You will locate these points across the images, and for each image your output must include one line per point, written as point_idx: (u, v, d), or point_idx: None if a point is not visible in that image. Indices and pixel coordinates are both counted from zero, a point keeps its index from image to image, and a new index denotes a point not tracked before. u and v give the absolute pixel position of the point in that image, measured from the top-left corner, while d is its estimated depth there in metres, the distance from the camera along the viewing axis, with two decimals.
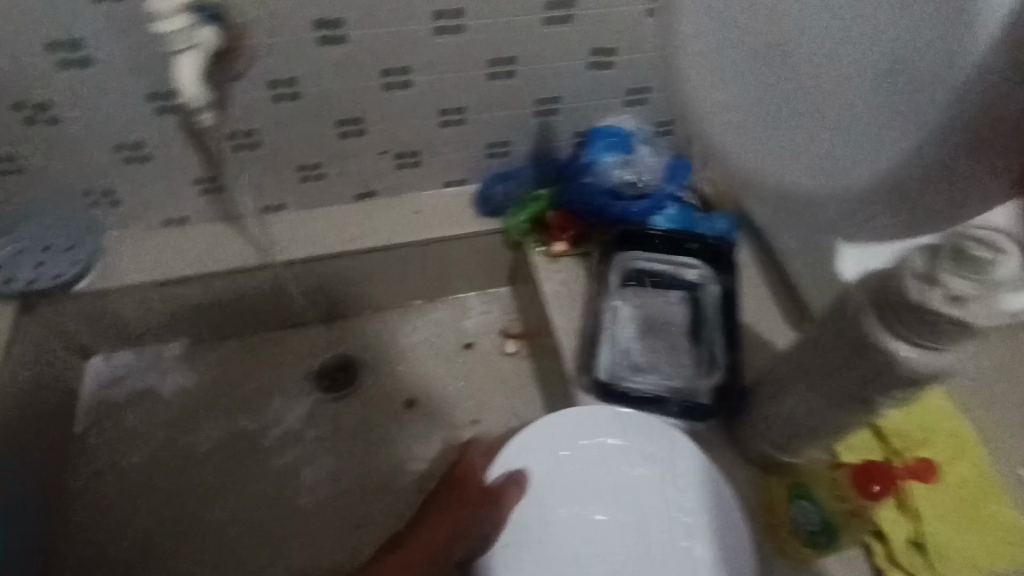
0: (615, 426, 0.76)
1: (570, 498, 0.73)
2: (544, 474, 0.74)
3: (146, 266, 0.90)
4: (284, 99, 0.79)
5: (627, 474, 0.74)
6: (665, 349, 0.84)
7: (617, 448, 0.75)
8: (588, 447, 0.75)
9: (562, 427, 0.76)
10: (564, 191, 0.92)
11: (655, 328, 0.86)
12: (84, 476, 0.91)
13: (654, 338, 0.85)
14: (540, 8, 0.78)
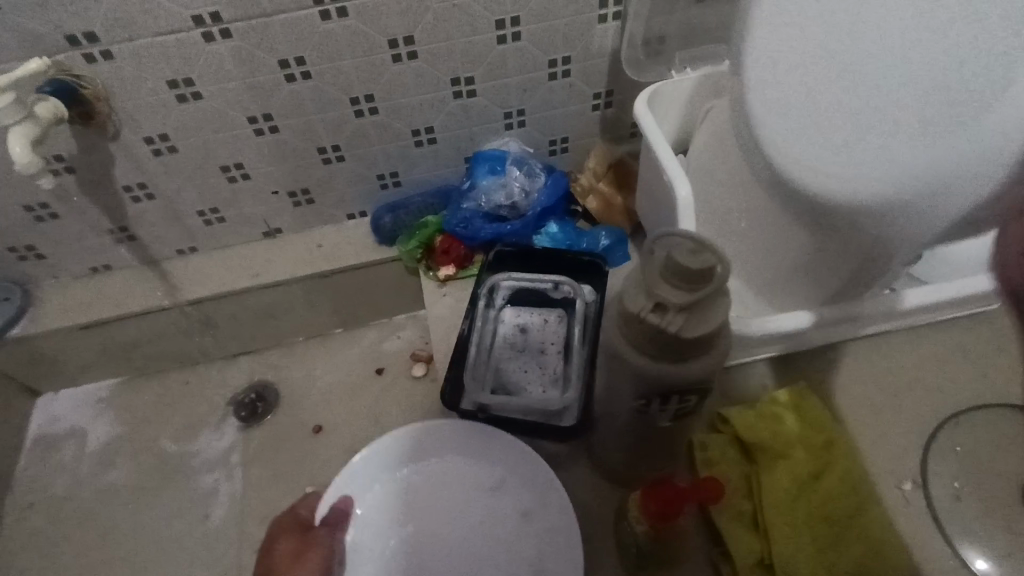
0: (458, 445, 0.74)
1: (404, 516, 0.72)
2: (382, 492, 0.73)
3: (70, 311, 0.98)
4: (162, 152, 0.86)
5: (465, 496, 0.73)
6: (536, 369, 0.84)
7: (457, 468, 0.74)
8: (429, 467, 0.74)
9: (404, 444, 0.75)
10: (448, 216, 0.95)
11: (530, 346, 0.86)
12: (22, 506, 0.99)
13: (528, 357, 0.85)
14: (382, 47, 0.81)
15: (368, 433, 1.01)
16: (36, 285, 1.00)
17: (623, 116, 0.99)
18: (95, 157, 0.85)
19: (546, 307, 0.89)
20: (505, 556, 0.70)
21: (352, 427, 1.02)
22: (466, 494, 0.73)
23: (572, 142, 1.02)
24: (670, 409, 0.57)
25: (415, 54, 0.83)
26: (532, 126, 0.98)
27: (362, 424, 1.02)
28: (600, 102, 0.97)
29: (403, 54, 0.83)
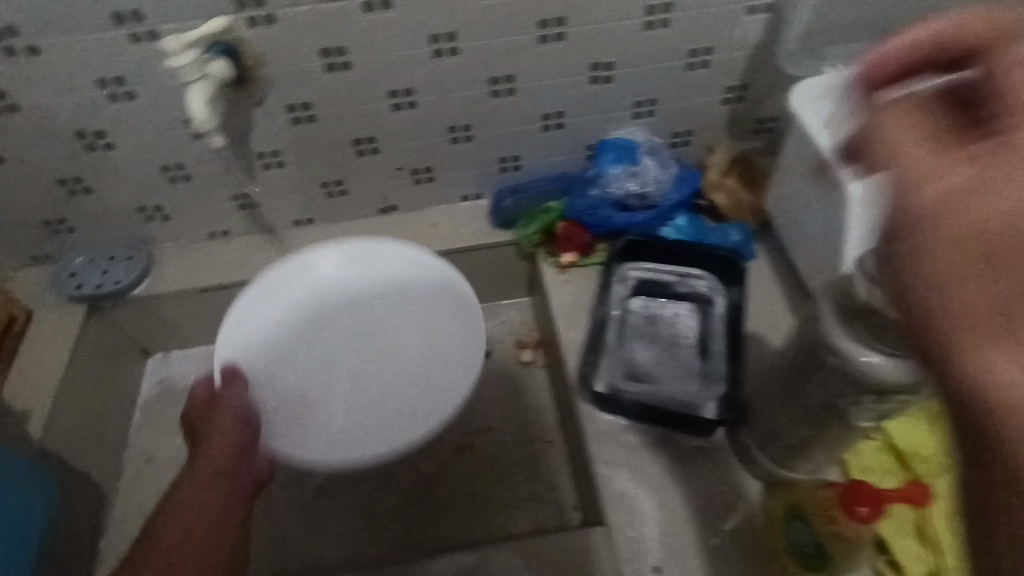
0: (367, 255, 0.89)
1: (344, 339, 0.90)
2: (321, 306, 0.89)
3: (191, 273, 1.00)
4: (301, 121, 0.87)
5: (371, 308, 0.90)
6: (669, 361, 0.84)
7: (396, 287, 0.90)
8: (365, 272, 0.90)
9: (295, 280, 0.88)
10: (573, 201, 0.94)
11: (662, 339, 0.85)
12: (136, 461, 1.00)
13: (660, 349, 0.85)
14: (532, 27, 0.80)
15: (477, 413, 1.01)
16: (158, 246, 1.02)
17: (752, 112, 0.98)
18: (238, 122, 0.85)
19: (677, 300, 0.88)
20: (417, 339, 0.90)
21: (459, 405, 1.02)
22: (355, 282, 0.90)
23: (696, 135, 1.00)
24: (880, 408, 0.60)
25: (562, 37, 0.82)
26: (660, 117, 0.96)
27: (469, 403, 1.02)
28: (733, 95, 0.95)
29: (550, 36, 0.82)
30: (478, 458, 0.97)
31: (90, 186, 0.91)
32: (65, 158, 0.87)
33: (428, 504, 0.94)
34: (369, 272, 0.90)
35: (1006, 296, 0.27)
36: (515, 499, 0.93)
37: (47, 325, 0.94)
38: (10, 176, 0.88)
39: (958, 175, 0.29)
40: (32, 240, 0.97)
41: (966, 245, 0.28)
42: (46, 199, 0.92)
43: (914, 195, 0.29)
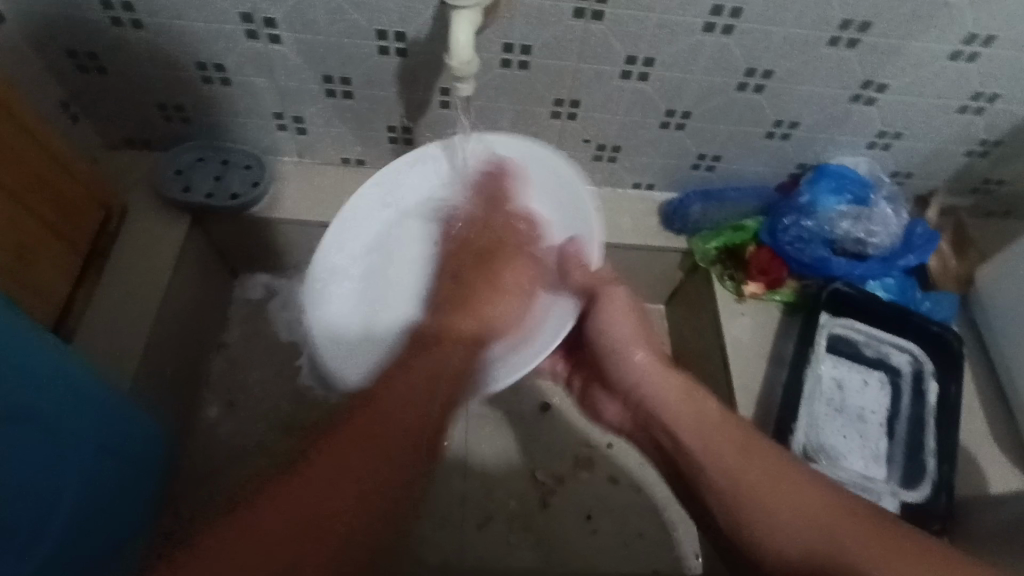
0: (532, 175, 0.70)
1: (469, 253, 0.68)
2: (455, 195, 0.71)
3: (316, 202, 0.84)
4: (511, 65, 0.71)
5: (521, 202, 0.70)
6: (856, 438, 0.77)
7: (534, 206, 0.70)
8: (521, 194, 0.70)
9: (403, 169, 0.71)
10: (776, 228, 0.82)
11: (850, 410, 0.79)
12: (216, 400, 0.87)
13: (847, 421, 0.78)
14: (832, 25, 0.66)
15: (604, 427, 0.89)
16: (278, 159, 0.86)
17: (988, 170, 0.84)
18: (439, 48, 0.69)
19: (867, 367, 0.81)
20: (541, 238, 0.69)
21: (584, 413, 0.90)
22: (503, 189, 0.70)
23: (914, 179, 0.86)
24: None
25: (854, 44, 0.68)
26: (894, 153, 0.82)
27: (595, 413, 0.90)
28: (980, 149, 0.81)
29: (843, 40, 0.68)
30: (600, 480, 0.86)
31: (229, 77, 0.74)
32: (214, 40, 0.70)
33: (541, 519, 0.83)
34: (528, 185, 0.70)
35: (737, 474, 0.52)
36: (641, 534, 0.83)
37: (145, 229, 0.79)
38: (137, 46, 0.70)
39: (669, 393, 0.60)
40: (137, 121, 0.80)
41: (705, 422, 0.56)
42: (169, 80, 0.75)
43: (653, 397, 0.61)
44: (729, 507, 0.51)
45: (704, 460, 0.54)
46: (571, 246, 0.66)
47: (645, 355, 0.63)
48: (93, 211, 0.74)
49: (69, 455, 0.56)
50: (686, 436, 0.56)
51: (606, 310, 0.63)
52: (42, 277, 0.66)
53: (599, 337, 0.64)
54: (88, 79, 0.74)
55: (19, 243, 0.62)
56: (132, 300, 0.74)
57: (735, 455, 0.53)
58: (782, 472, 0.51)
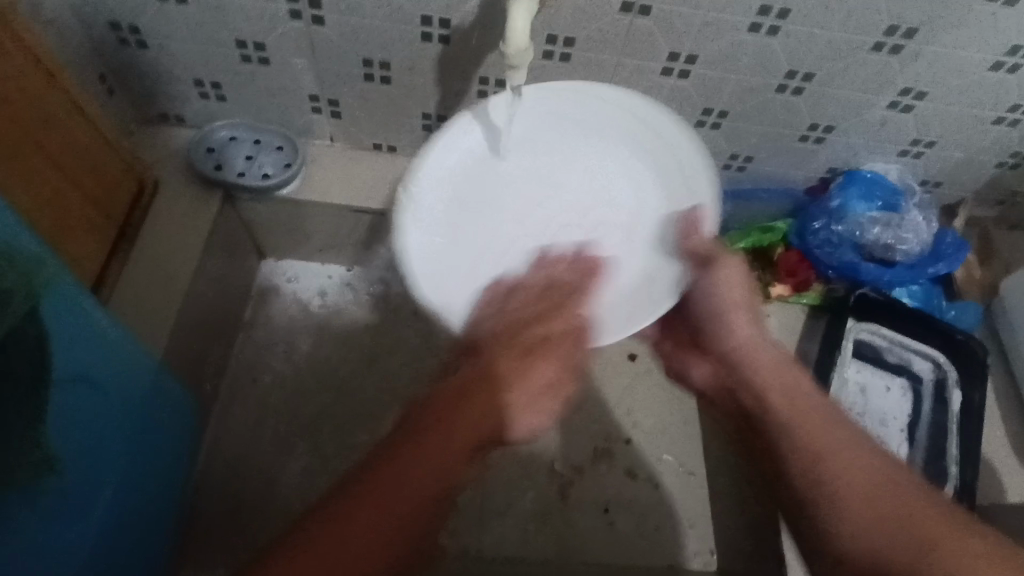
0: (638, 130, 0.65)
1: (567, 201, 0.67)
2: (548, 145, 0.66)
3: (348, 186, 0.84)
4: (553, 57, 0.71)
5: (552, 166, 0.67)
6: (879, 441, 0.78)
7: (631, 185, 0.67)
8: (579, 152, 0.67)
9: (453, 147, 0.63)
10: (806, 231, 0.83)
11: (872, 414, 0.79)
12: (240, 380, 0.87)
13: (869, 425, 0.78)
14: (878, 30, 0.66)
15: (623, 422, 0.90)
16: (311, 141, 0.85)
17: (1018, 182, 0.84)
18: (483, 36, 0.69)
19: (890, 372, 0.82)
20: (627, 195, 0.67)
21: (603, 407, 0.91)
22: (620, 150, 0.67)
23: (944, 188, 0.87)
24: None
25: (897, 51, 0.68)
26: (926, 161, 0.83)
27: (614, 408, 0.91)
28: (1011, 161, 0.81)
29: (887, 46, 0.68)
30: (618, 473, 0.87)
31: (269, 58, 0.74)
32: (258, 19, 0.69)
33: (559, 509, 0.84)
34: (589, 140, 0.66)
35: (819, 456, 0.51)
36: (657, 528, 0.84)
37: (177, 206, 0.79)
38: (180, 22, 0.70)
39: (781, 371, 0.59)
40: (173, 97, 0.79)
41: (791, 392, 0.57)
42: (209, 58, 0.74)
43: (752, 355, 0.62)
44: (805, 464, 0.51)
45: (783, 439, 0.54)
46: (690, 216, 0.64)
47: (749, 330, 0.63)
48: (127, 185, 0.74)
49: (121, 427, 0.56)
50: (773, 399, 0.57)
51: (722, 280, 0.63)
52: (79, 249, 0.66)
53: (709, 301, 0.65)
54: (127, 53, 0.74)
55: (60, 215, 0.62)
56: (164, 276, 0.74)
57: (813, 433, 0.53)
58: (846, 449, 0.51)
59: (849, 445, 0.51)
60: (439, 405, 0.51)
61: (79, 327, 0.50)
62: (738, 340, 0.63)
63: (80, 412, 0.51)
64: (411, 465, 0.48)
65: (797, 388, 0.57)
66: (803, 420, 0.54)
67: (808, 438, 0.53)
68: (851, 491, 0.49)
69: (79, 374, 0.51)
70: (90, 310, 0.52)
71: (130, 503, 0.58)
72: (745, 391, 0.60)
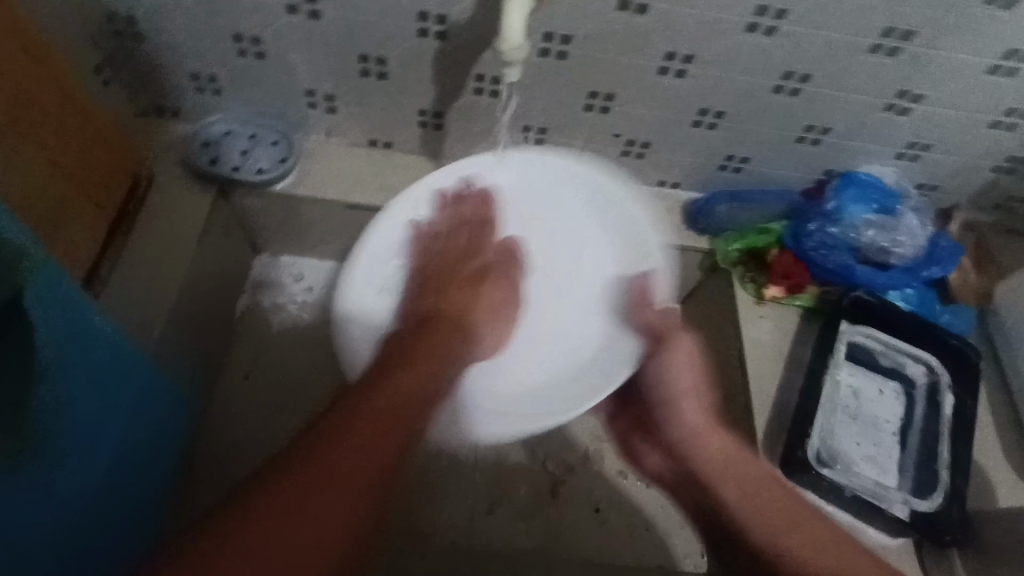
0: (597, 204, 0.75)
1: (568, 288, 0.75)
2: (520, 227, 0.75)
3: (342, 181, 0.83)
4: (550, 55, 0.71)
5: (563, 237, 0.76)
6: (870, 444, 0.78)
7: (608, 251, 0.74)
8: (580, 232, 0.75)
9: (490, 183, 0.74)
10: (801, 233, 0.83)
11: (864, 417, 0.79)
12: (232, 375, 0.87)
13: (861, 428, 0.79)
14: (875, 32, 0.66)
15: None
16: (307, 137, 0.85)
17: (1013, 187, 0.84)
18: (479, 33, 0.69)
19: (883, 375, 0.82)
20: (591, 270, 0.74)
21: None
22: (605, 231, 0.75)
23: (940, 193, 0.86)
24: None
25: (895, 53, 0.68)
26: (922, 164, 0.82)
27: None
28: (1007, 166, 0.81)
29: (884, 48, 0.68)
30: (609, 474, 0.86)
31: (266, 52, 0.74)
32: (253, 13, 0.69)
33: (549, 508, 0.84)
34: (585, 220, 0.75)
35: (785, 546, 0.53)
36: (648, 529, 0.84)
37: (171, 200, 0.78)
38: (177, 14, 0.70)
39: (719, 444, 0.61)
40: (169, 90, 0.79)
41: (719, 463, 0.60)
42: (205, 51, 0.74)
43: (691, 435, 0.63)
44: (771, 560, 0.53)
45: (742, 526, 0.56)
46: (642, 283, 0.71)
47: (699, 411, 0.63)
48: (120, 177, 0.73)
49: (109, 420, 0.56)
50: (727, 494, 0.58)
51: (671, 360, 0.65)
52: (70, 240, 0.65)
53: (659, 390, 0.65)
54: (124, 45, 0.74)
55: (52, 206, 0.62)
56: (158, 268, 0.74)
57: (783, 519, 0.54)
58: (807, 527, 0.53)
59: (819, 521, 0.53)
60: (390, 365, 0.53)
61: (68, 318, 0.50)
62: (688, 421, 0.63)
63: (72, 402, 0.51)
64: (346, 442, 0.45)
65: (741, 454, 0.60)
66: (769, 508, 0.56)
67: (751, 511, 0.56)
68: (817, 571, 0.50)
69: (70, 362, 0.50)
70: (80, 300, 0.52)
71: (118, 497, 0.58)
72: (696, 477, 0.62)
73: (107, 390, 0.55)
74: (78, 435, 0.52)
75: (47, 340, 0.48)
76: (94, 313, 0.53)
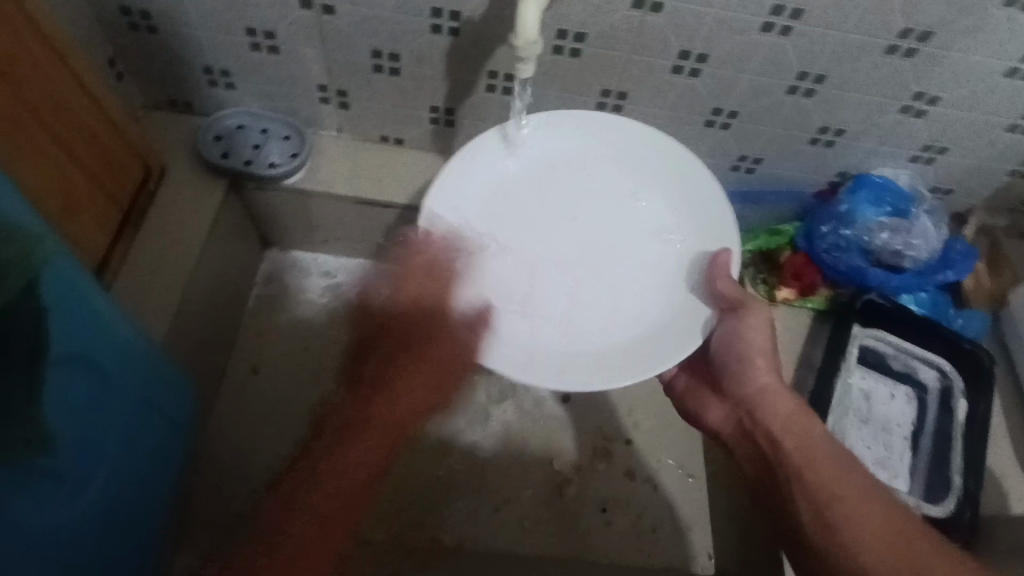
0: (669, 170, 0.68)
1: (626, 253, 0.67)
2: (532, 202, 0.68)
3: (352, 177, 0.83)
4: (563, 52, 0.71)
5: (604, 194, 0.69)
6: (881, 448, 0.77)
7: (656, 204, 0.69)
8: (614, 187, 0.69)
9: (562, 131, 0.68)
10: (813, 234, 0.83)
11: (876, 421, 0.79)
12: (241, 368, 0.87)
13: (872, 432, 0.78)
14: (893, 33, 0.66)
15: (623, 422, 0.89)
16: (319, 132, 0.85)
17: None
18: (493, 29, 0.69)
19: (895, 379, 0.81)
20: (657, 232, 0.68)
21: (604, 407, 0.90)
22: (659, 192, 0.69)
23: (955, 195, 0.86)
24: None
25: (912, 54, 0.67)
26: (937, 167, 0.82)
27: (615, 407, 0.90)
28: None
29: (901, 49, 0.67)
30: (617, 474, 0.86)
31: (279, 47, 0.74)
32: (267, 7, 0.69)
33: (556, 507, 0.83)
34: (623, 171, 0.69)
35: (833, 503, 0.56)
36: (654, 530, 0.83)
37: (184, 193, 0.79)
38: (191, 7, 0.70)
39: (787, 407, 0.62)
40: (183, 83, 0.80)
41: (792, 421, 0.62)
42: (218, 45, 0.74)
43: (760, 393, 0.64)
44: (816, 509, 0.56)
45: (800, 476, 0.59)
46: (720, 259, 0.64)
47: (769, 375, 0.64)
48: (133, 170, 0.74)
49: (120, 409, 0.56)
50: (788, 448, 0.60)
51: (748, 329, 0.63)
52: (83, 233, 0.66)
53: (734, 348, 0.65)
54: (138, 39, 0.74)
55: (65, 198, 0.62)
56: (170, 262, 0.74)
57: (833, 472, 0.57)
58: (860, 488, 0.56)
59: (867, 485, 0.56)
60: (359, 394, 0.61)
61: (80, 309, 0.50)
62: (765, 381, 0.63)
63: (81, 394, 0.51)
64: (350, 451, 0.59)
65: (792, 414, 0.62)
66: (819, 466, 0.58)
67: (810, 468, 0.58)
68: (857, 532, 0.54)
69: (79, 351, 0.50)
70: (91, 290, 0.52)
71: (127, 487, 0.58)
72: (764, 430, 0.63)
73: (117, 379, 0.55)
74: (89, 425, 0.52)
75: (58, 332, 0.48)
76: (105, 304, 0.53)
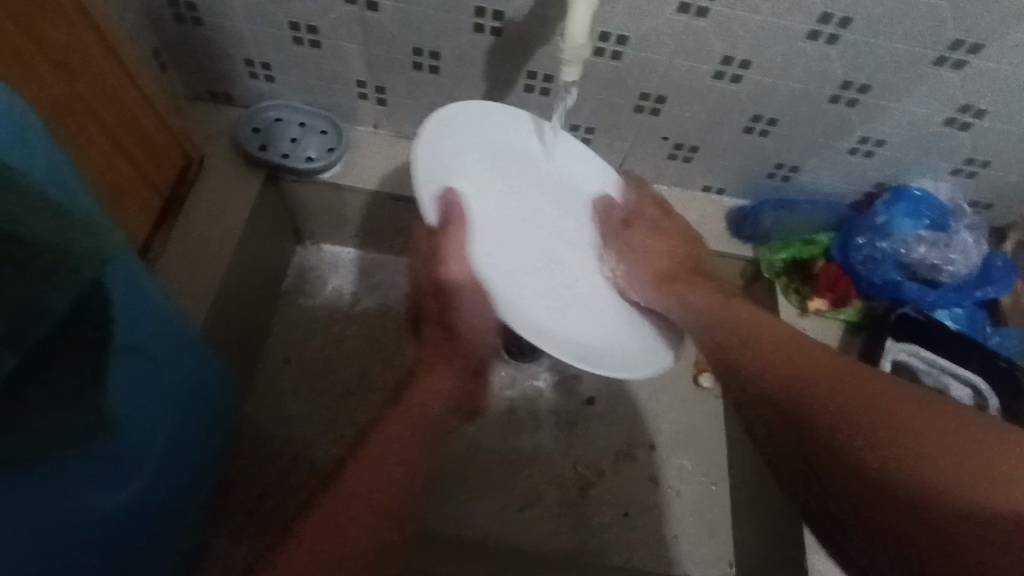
0: (572, 152, 0.72)
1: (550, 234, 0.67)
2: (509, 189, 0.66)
3: (387, 172, 0.84)
4: (604, 54, 0.71)
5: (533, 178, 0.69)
6: None
7: (579, 172, 0.72)
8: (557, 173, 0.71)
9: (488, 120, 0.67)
10: (849, 245, 0.81)
11: None
12: (271, 358, 0.88)
13: None
14: (942, 44, 0.65)
15: (648, 427, 0.89)
16: (354, 127, 0.86)
17: None
18: (535, 30, 0.69)
19: (926, 396, 0.78)
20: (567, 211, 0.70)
21: (628, 410, 0.90)
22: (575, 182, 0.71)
23: (996, 210, 0.84)
24: None
25: (960, 66, 0.66)
26: (979, 181, 0.80)
27: (640, 412, 0.90)
28: None
29: (949, 61, 0.66)
30: (640, 478, 0.86)
31: (321, 41, 0.74)
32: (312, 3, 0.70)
33: (578, 508, 0.83)
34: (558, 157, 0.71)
35: (868, 435, 0.45)
36: (677, 536, 0.83)
37: (222, 183, 0.80)
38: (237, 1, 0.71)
39: (663, 297, 0.64)
40: (225, 75, 0.81)
41: (720, 329, 0.59)
42: (262, 38, 0.75)
43: (686, 305, 0.62)
44: (858, 441, 0.46)
45: (751, 377, 0.54)
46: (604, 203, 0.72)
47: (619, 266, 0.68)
48: (174, 160, 0.75)
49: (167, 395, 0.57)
50: (763, 361, 0.54)
51: (632, 259, 0.68)
52: (126, 220, 0.67)
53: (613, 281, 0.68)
54: (184, 30, 0.75)
55: (111, 185, 0.63)
56: (207, 251, 0.75)
57: (790, 372, 0.52)
58: (864, 390, 0.48)
59: (823, 362, 0.52)
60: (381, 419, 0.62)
61: (127, 297, 0.51)
62: (643, 271, 0.67)
63: (132, 380, 0.52)
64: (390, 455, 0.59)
65: (725, 319, 0.60)
66: (774, 356, 0.54)
67: (785, 363, 0.53)
68: (897, 446, 0.44)
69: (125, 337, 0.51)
70: (139, 278, 0.53)
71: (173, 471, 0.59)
72: (729, 342, 0.58)
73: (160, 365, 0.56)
74: (142, 410, 0.53)
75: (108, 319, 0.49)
76: (151, 292, 0.54)
